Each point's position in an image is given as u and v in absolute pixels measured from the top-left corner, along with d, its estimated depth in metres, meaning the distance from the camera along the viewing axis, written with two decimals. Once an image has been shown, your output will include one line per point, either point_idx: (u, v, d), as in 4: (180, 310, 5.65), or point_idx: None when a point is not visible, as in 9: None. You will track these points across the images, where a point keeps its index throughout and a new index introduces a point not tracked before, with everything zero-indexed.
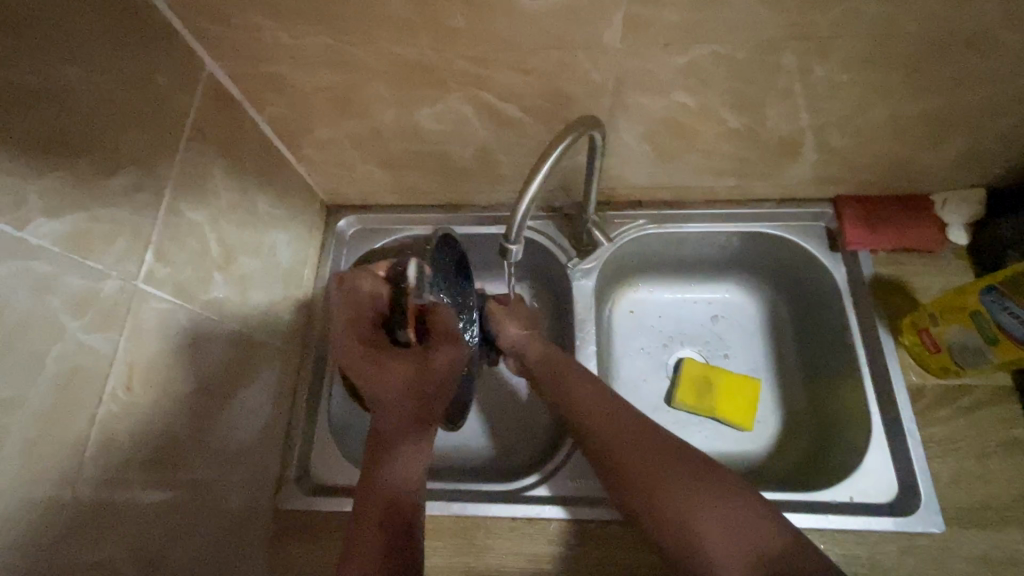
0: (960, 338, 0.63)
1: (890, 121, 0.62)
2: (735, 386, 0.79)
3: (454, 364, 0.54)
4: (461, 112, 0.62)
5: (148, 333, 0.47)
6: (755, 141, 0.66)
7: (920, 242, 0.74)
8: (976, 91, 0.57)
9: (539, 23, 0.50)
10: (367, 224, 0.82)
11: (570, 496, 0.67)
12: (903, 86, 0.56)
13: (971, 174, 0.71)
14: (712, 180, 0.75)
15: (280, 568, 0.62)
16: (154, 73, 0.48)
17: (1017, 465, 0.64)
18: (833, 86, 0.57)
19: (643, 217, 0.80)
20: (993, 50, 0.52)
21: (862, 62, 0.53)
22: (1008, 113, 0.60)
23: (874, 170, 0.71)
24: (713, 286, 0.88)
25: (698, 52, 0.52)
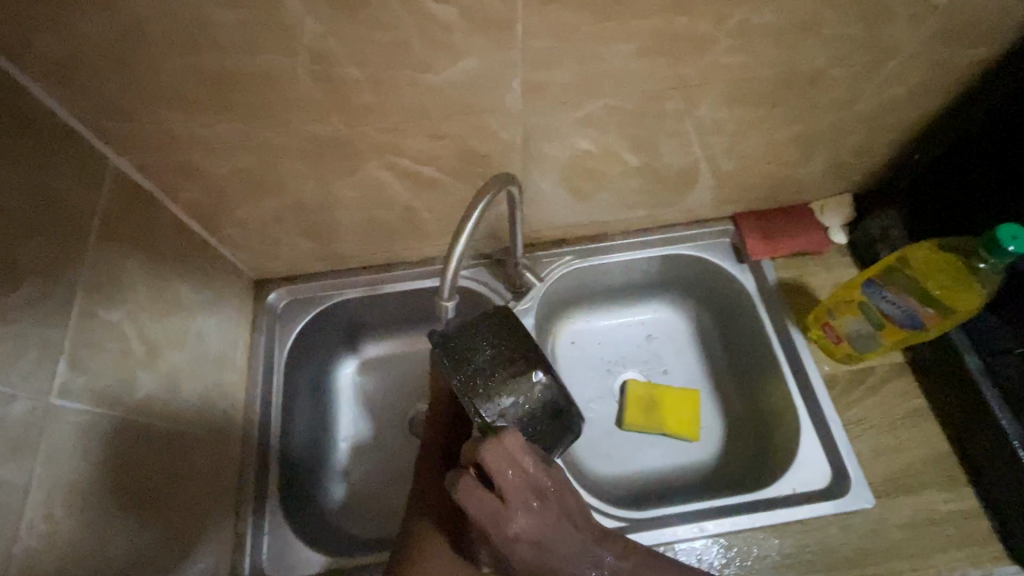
0: (854, 326, 0.72)
1: (765, 147, 0.71)
2: (676, 400, 0.84)
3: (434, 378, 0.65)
4: (381, 178, 0.64)
5: (67, 453, 0.43)
6: (656, 176, 0.73)
7: (807, 245, 0.83)
8: (826, 117, 0.67)
9: (445, 94, 0.53)
10: (298, 294, 0.81)
11: None
12: (769, 118, 0.65)
13: (839, 182, 0.82)
14: (625, 213, 0.81)
15: None
16: (53, 178, 0.46)
17: (922, 431, 0.72)
18: (712, 124, 0.64)
19: (568, 253, 0.85)
20: (832, 84, 0.61)
21: (731, 102, 0.61)
22: (856, 131, 0.70)
23: (761, 188, 0.80)
24: (643, 308, 0.94)
25: (592, 106, 0.58)
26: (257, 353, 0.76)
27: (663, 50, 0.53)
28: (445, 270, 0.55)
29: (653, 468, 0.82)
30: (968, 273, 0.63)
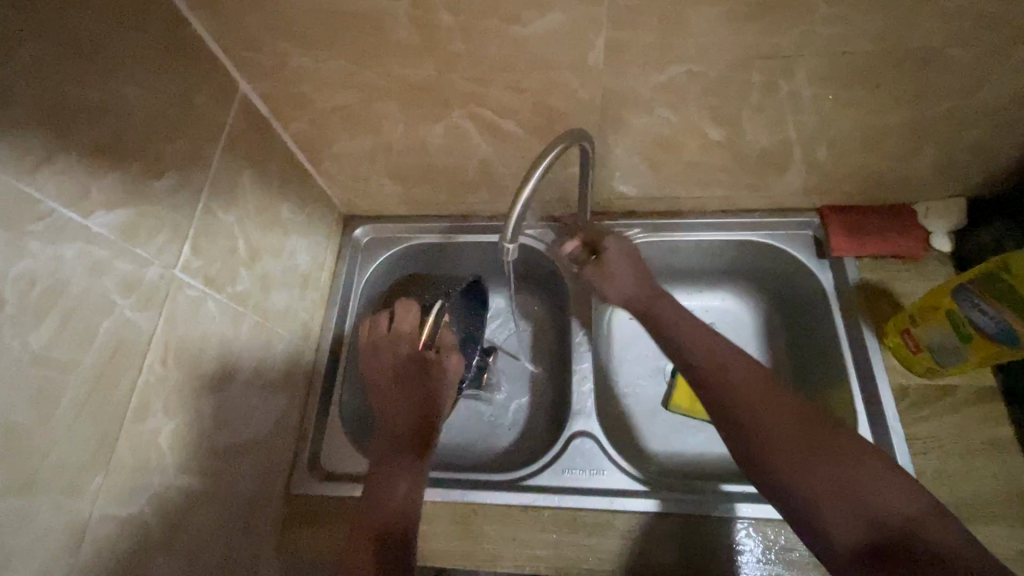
0: (936, 338, 0.66)
1: (862, 134, 0.66)
2: None
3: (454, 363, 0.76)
4: (463, 128, 0.68)
5: (180, 318, 0.53)
6: (736, 154, 0.71)
7: (901, 248, 0.77)
8: (939, 105, 0.61)
9: (528, 48, 0.56)
10: (380, 233, 0.89)
11: (561, 485, 0.71)
12: (870, 101, 0.61)
13: (951, 184, 0.74)
14: (701, 191, 0.79)
15: (292, 549, 0.67)
16: (196, 93, 0.55)
17: (1001, 463, 0.65)
18: (802, 101, 0.61)
19: (637, 226, 0.85)
20: (950, 67, 0.56)
21: (827, 78, 0.58)
22: (976, 125, 0.63)
23: (855, 181, 0.75)
24: (708, 293, 0.92)
25: (674, 71, 0.58)
26: (338, 278, 0.85)
27: (753, 17, 0.51)
28: (509, 218, 0.58)
29: (693, 452, 0.82)
30: None
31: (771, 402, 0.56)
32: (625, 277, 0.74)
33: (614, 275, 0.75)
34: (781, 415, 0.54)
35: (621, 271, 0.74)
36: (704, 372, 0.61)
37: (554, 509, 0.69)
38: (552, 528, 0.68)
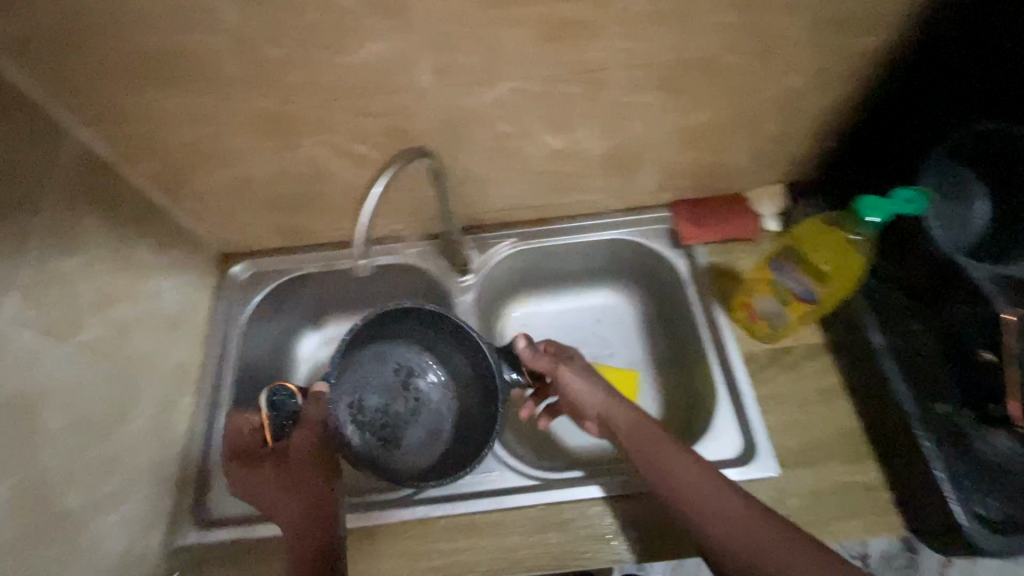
0: (768, 305, 0.78)
1: (682, 133, 0.75)
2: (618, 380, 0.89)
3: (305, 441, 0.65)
4: (319, 155, 0.70)
5: (6, 371, 0.51)
6: (581, 160, 0.77)
7: (739, 231, 0.86)
8: (736, 103, 0.70)
9: (360, 73, 0.59)
10: (260, 268, 0.88)
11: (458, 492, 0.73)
12: (679, 103, 0.69)
13: (769, 172, 0.85)
14: (562, 198, 0.86)
15: None
16: (14, 138, 0.54)
17: (834, 407, 0.74)
18: (621, 108, 0.69)
19: (511, 236, 0.90)
20: (733, 70, 0.65)
21: (636, 87, 0.65)
22: (771, 118, 0.74)
23: (691, 176, 0.84)
24: (588, 293, 0.98)
25: (502, 87, 0.63)
26: (216, 318, 0.83)
27: (555, 35, 0.57)
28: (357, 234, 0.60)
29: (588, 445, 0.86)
30: (849, 247, 0.74)
31: (722, 506, 0.55)
32: (578, 383, 0.71)
33: (582, 383, 0.71)
34: (740, 522, 0.54)
35: (585, 391, 0.70)
36: (666, 485, 0.59)
37: (450, 516, 0.70)
38: (449, 536, 0.69)
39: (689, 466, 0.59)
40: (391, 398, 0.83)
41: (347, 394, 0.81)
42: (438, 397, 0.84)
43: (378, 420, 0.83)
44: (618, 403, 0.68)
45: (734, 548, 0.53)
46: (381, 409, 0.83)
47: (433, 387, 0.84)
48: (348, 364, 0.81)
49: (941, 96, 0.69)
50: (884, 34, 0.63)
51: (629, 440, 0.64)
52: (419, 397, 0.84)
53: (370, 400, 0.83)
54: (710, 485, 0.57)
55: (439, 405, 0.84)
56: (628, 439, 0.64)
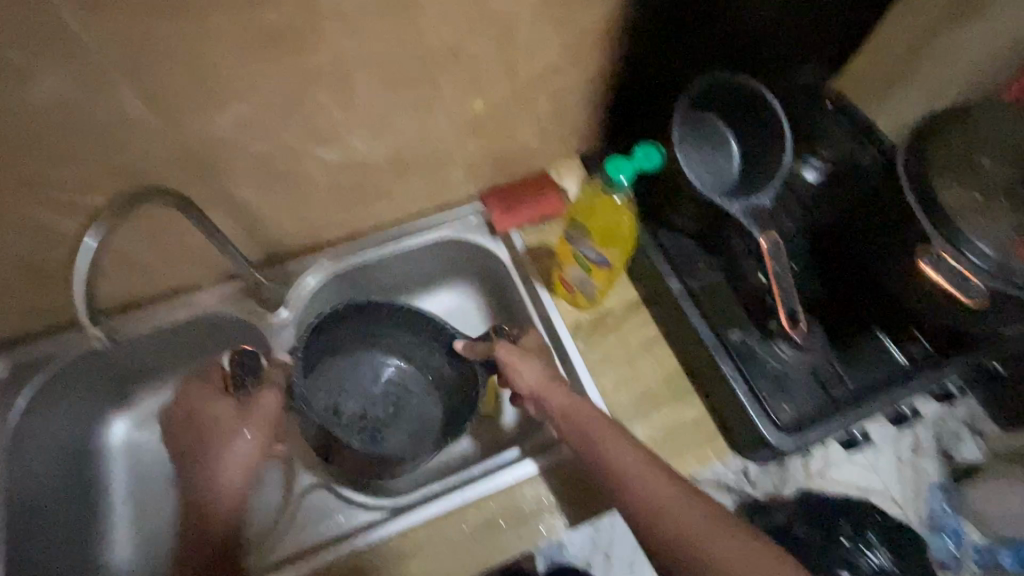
0: (577, 277, 0.78)
1: (460, 124, 0.74)
2: None
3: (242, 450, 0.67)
4: (38, 216, 0.59)
5: None
6: (366, 167, 0.73)
7: (548, 209, 0.87)
8: (500, 87, 0.70)
9: (40, 116, 0.50)
10: (17, 360, 0.74)
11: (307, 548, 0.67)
12: (442, 96, 0.68)
13: (564, 146, 0.88)
14: (365, 208, 0.81)
15: None
16: None
17: (656, 355, 0.79)
18: (383, 110, 0.66)
19: (322, 258, 0.84)
20: (481, 57, 0.64)
21: (390, 86, 0.63)
22: (541, 96, 0.75)
23: (490, 163, 0.85)
24: (425, 299, 0.95)
25: (235, 106, 0.57)
26: None
27: (269, 44, 0.52)
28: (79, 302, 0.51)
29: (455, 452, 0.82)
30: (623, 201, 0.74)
31: (649, 486, 0.56)
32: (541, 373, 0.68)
33: (522, 363, 0.69)
34: (661, 488, 0.56)
35: (520, 365, 0.69)
36: (607, 456, 0.60)
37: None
38: None
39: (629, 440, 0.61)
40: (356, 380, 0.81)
41: (322, 394, 0.80)
42: (379, 395, 0.82)
43: (358, 426, 0.80)
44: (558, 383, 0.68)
45: (653, 516, 0.55)
46: (360, 411, 0.81)
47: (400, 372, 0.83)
48: (330, 366, 0.81)
49: (688, 53, 0.75)
50: (612, 5, 0.65)
51: (581, 415, 0.64)
52: (398, 395, 0.83)
53: (346, 406, 0.81)
54: (640, 465, 0.58)
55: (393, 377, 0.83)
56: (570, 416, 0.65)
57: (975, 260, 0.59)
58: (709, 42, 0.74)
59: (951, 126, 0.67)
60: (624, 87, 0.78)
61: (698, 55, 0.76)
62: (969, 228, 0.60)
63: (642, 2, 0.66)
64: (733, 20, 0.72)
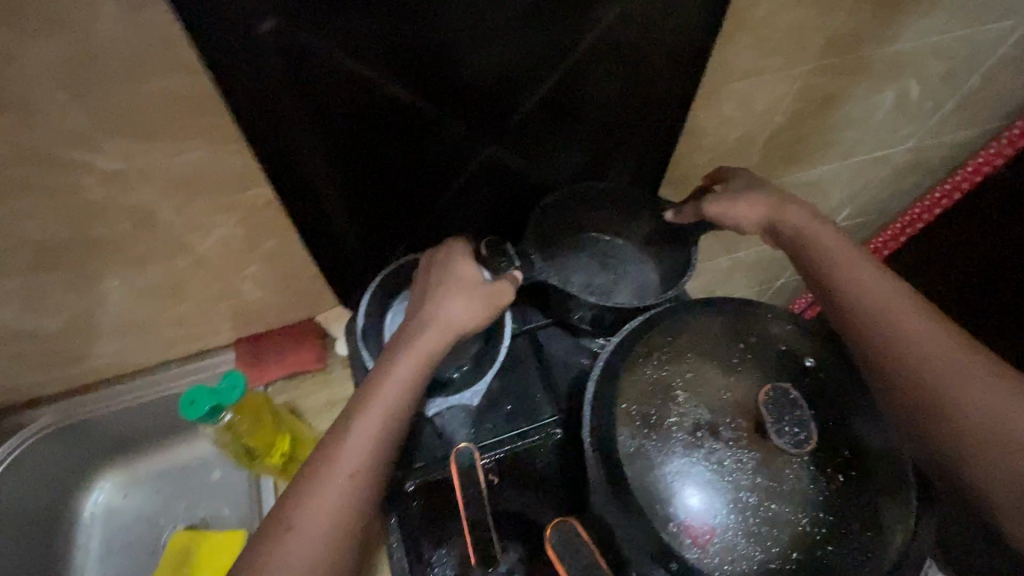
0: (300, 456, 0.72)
1: (148, 292, 0.67)
2: (212, 549, 0.82)
3: (497, 293, 0.54)
4: None
5: None
6: (46, 337, 0.67)
7: (300, 365, 0.84)
8: (176, 260, 0.64)
9: None
10: None
11: None
12: (96, 273, 0.61)
13: (323, 298, 0.80)
14: (75, 366, 0.74)
15: None
16: None
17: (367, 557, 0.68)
18: (20, 290, 0.59)
19: (44, 413, 0.78)
20: (120, 240, 0.58)
21: (14, 273, 0.57)
22: (245, 260, 0.68)
23: (225, 318, 0.77)
24: (204, 441, 0.91)
25: None
26: None
27: None
28: None
29: None
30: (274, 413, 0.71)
31: (923, 340, 0.49)
32: (847, 265, 0.54)
33: (744, 208, 0.60)
34: (952, 358, 0.47)
35: (813, 236, 0.57)
36: (880, 308, 0.51)
37: None
38: None
39: (878, 278, 0.53)
40: (586, 271, 0.72)
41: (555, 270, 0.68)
42: (591, 259, 0.72)
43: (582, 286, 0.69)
44: (790, 207, 0.59)
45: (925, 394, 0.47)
46: (582, 279, 0.70)
47: (626, 259, 0.73)
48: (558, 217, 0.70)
49: (415, 194, 0.65)
50: (268, 179, 0.56)
51: (829, 262, 0.55)
52: (610, 262, 0.73)
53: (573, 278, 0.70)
54: (937, 345, 0.48)
55: (630, 258, 0.73)
56: (837, 273, 0.54)
57: (691, 504, 0.48)
58: (440, 180, 0.65)
59: (662, 337, 0.55)
60: (353, 231, 0.66)
61: (434, 194, 0.66)
62: (651, 475, 0.49)
63: (294, 185, 0.57)
64: (460, 160, 0.64)
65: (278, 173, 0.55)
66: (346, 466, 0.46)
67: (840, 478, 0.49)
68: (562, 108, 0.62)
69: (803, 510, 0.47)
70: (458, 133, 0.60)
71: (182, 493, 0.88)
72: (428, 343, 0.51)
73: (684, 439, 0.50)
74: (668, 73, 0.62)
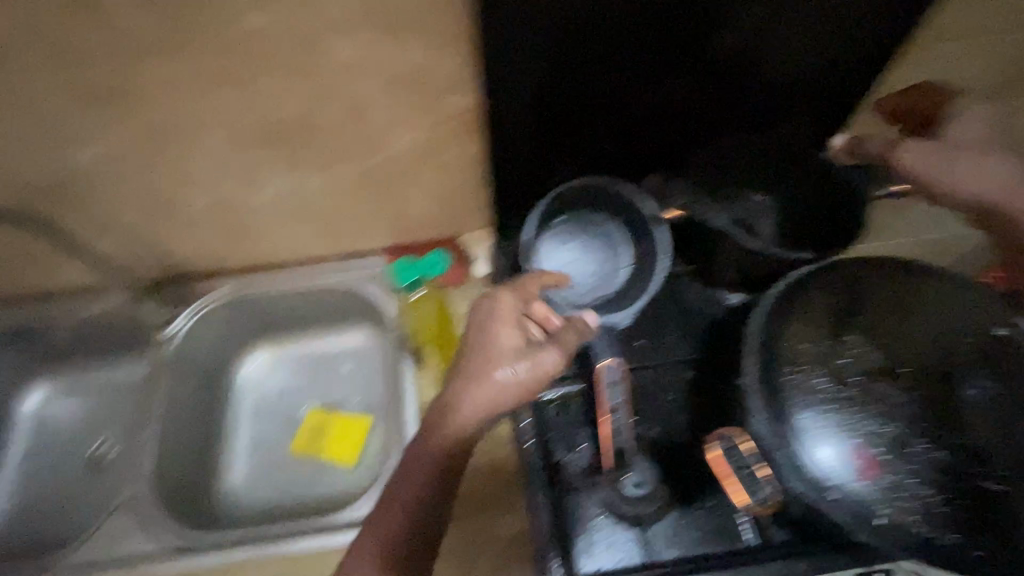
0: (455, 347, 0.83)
1: (337, 184, 0.74)
2: (346, 427, 0.92)
3: (534, 373, 0.56)
4: None
5: None
6: (248, 212, 0.77)
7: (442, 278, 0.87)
8: (369, 157, 0.71)
9: None
10: None
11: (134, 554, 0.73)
12: (305, 158, 0.69)
13: (474, 217, 0.85)
14: (259, 245, 0.85)
15: None
16: None
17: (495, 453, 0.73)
18: (245, 164, 0.68)
19: (226, 285, 0.89)
20: (333, 129, 0.65)
21: (247, 148, 0.66)
22: (422, 165, 0.73)
23: (386, 222, 0.84)
24: (342, 337, 1.00)
25: (95, 150, 0.63)
26: None
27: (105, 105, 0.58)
28: None
29: (319, 493, 0.88)
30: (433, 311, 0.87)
31: None
32: None
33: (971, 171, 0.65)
34: None
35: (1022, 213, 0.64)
36: None
37: None
38: None
39: None
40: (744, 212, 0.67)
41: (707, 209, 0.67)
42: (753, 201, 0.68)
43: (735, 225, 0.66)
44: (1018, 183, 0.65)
45: None
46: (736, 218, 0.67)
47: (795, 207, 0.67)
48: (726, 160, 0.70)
49: (605, 107, 0.66)
50: (484, 64, 0.59)
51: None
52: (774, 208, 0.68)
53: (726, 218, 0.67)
54: None
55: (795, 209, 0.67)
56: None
57: (823, 460, 0.48)
58: (614, 130, 0.69)
59: (826, 288, 0.55)
60: (535, 136, 0.67)
61: (613, 122, 0.68)
62: (786, 422, 0.49)
63: (508, 71, 0.59)
64: (657, 82, 0.64)
65: (499, 56, 0.57)
66: (389, 522, 0.55)
67: (999, 442, 0.47)
68: (737, 68, 0.65)
69: (964, 464, 0.47)
70: (671, 45, 0.60)
71: (320, 379, 0.98)
72: (463, 414, 0.55)
73: (828, 387, 0.50)
74: (844, 33, 0.64)
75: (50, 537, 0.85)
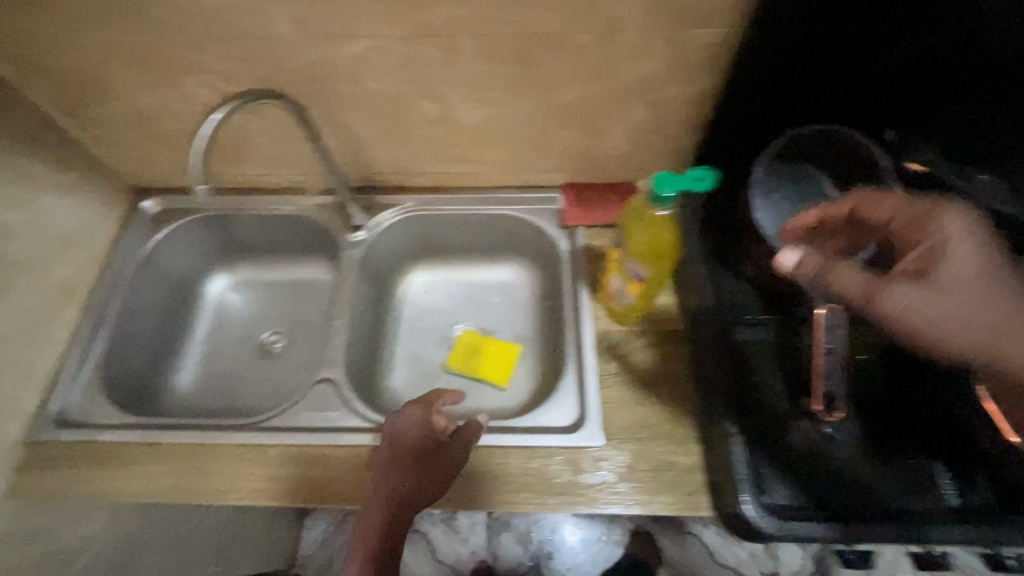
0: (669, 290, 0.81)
1: (551, 109, 0.77)
2: (498, 351, 0.93)
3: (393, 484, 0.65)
4: (202, 94, 0.77)
5: None
6: (460, 128, 0.81)
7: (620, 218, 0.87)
8: (594, 84, 0.73)
9: (222, 17, 0.66)
10: (170, 205, 0.96)
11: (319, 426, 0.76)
12: (536, 77, 0.72)
13: (661, 164, 0.86)
14: (451, 165, 0.89)
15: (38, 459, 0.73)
16: None
17: (673, 389, 0.74)
18: (481, 76, 0.72)
19: (408, 199, 0.94)
20: (576, 49, 0.68)
21: (490, 59, 0.69)
22: (638, 99, 0.75)
23: (576, 158, 0.86)
24: (495, 268, 1.01)
25: (360, 44, 0.68)
26: (120, 246, 0.91)
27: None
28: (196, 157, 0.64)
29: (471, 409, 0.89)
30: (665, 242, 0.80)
31: None
32: None
33: None
34: None
35: None
36: None
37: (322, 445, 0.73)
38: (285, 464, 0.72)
39: None
40: None
41: None
42: None
43: None
44: None
45: None
46: None
47: None
48: None
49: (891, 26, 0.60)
50: None
51: None
52: None
53: None
54: None
55: None
56: None
57: None
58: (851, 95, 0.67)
59: None
60: (793, 43, 0.63)
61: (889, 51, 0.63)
62: None
63: None
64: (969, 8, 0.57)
65: None
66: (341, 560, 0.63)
67: None
68: None
69: None
70: None
71: (471, 304, 0.99)
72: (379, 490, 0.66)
73: None
74: None
75: (226, 409, 0.92)
